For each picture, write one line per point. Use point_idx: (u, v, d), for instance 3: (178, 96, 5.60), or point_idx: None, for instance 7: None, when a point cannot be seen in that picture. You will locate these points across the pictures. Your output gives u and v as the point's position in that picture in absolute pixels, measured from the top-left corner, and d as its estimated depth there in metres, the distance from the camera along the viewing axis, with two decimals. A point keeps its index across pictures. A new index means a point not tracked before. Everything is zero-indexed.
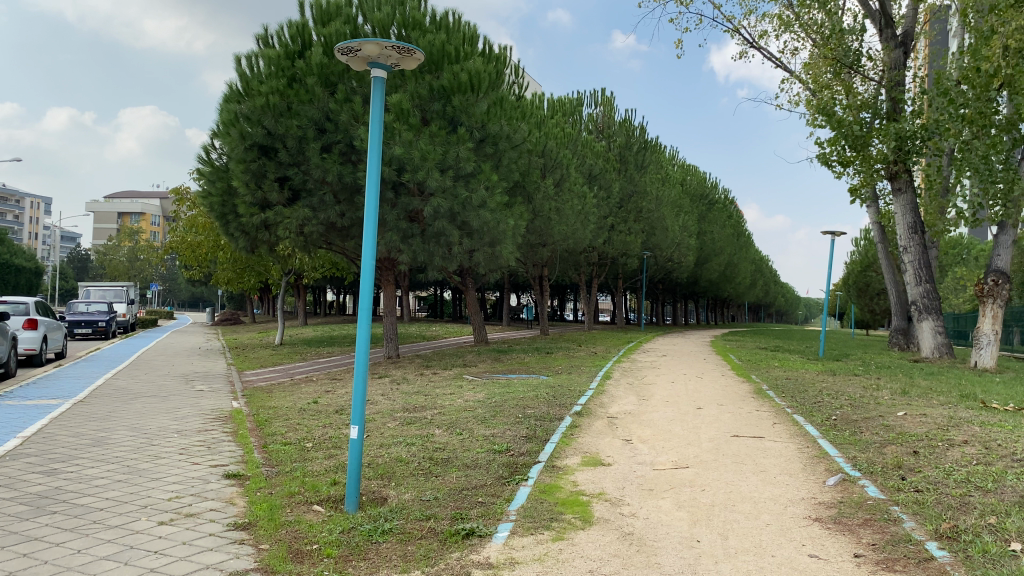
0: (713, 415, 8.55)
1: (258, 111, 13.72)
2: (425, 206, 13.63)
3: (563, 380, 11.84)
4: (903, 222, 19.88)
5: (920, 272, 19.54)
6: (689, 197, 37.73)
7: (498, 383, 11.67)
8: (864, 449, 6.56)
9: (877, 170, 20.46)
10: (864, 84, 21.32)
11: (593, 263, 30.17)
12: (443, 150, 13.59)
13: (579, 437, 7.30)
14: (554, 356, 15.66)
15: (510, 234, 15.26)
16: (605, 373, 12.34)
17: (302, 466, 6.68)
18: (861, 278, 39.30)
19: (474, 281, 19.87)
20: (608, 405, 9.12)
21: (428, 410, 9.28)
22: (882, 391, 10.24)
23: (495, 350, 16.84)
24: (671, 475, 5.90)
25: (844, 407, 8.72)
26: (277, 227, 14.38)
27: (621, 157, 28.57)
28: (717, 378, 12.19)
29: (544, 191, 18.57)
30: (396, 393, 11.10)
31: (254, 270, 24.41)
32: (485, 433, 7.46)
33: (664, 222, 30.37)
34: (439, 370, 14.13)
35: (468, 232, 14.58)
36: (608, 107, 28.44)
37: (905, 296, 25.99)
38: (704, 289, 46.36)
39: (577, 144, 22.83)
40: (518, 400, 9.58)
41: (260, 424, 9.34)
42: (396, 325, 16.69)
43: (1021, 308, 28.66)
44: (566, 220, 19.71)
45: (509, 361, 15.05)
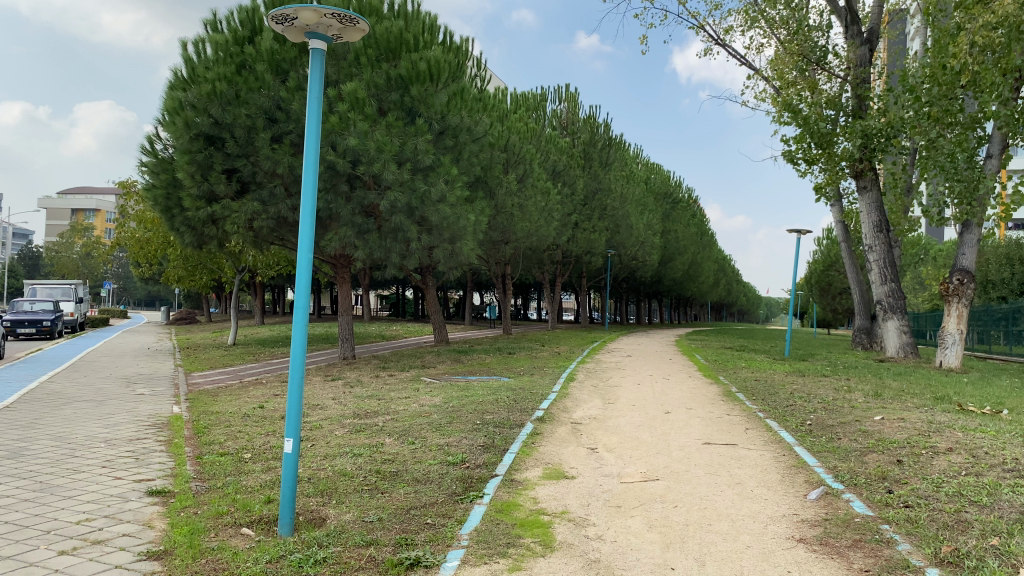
0: (682, 420, 8.10)
1: (205, 99, 12.98)
2: (381, 200, 13.01)
3: (525, 382, 11.32)
4: (868, 221, 19.73)
5: (885, 271, 19.38)
6: (653, 195, 37.50)
7: (457, 386, 11.10)
8: (844, 459, 6.14)
9: (842, 168, 20.32)
10: (829, 82, 21.18)
11: (557, 261, 29.74)
12: (401, 142, 12.98)
13: (541, 446, 6.78)
14: (516, 356, 15.16)
15: (471, 230, 14.72)
16: (569, 375, 11.85)
17: (236, 480, 6.06)
18: (823, 277, 39.42)
19: (435, 279, 19.29)
20: (572, 410, 8.62)
21: (379, 416, 8.69)
22: (854, 393, 9.90)
23: (456, 351, 16.27)
24: (640, 490, 5.40)
25: (818, 411, 8.33)
26: (225, 222, 13.65)
27: (586, 154, 28.20)
28: (685, 379, 11.77)
29: (507, 187, 18.07)
30: (348, 397, 10.47)
31: (206, 267, 23.52)
32: (440, 442, 6.90)
33: (629, 220, 30.06)
34: (396, 371, 13.52)
35: (427, 228, 14.01)
36: (572, 103, 28.03)
37: (868, 296, 25.94)
38: (667, 288, 46.23)
39: (541, 140, 22.36)
40: (477, 404, 9.04)
41: (198, 431, 8.66)
42: (352, 325, 16.04)
43: (981, 307, 28.87)
44: (529, 217, 19.22)
45: (469, 362, 14.49)
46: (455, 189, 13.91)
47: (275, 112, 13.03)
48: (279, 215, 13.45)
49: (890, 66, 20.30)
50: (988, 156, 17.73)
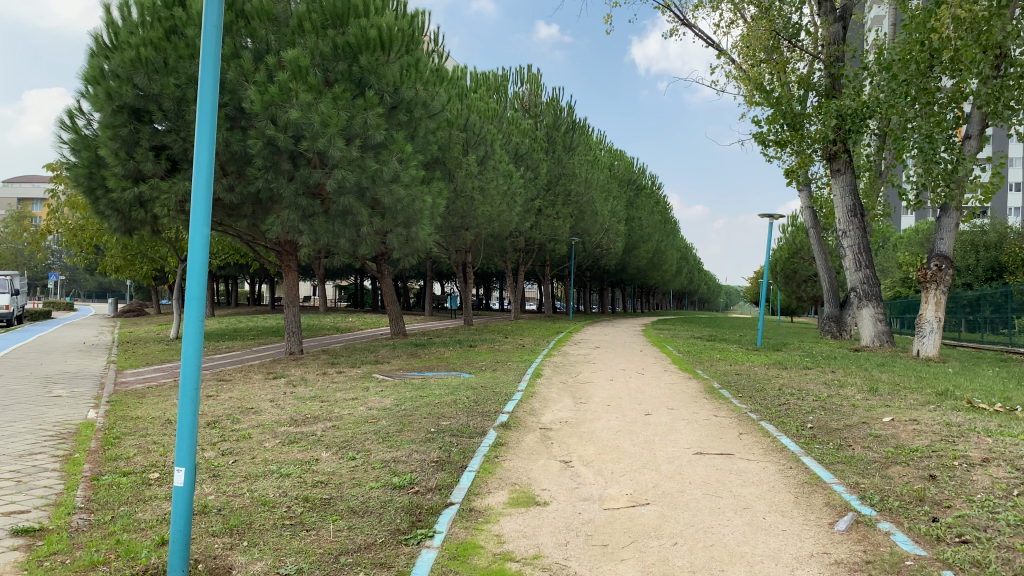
0: (665, 423, 7.11)
1: (128, 67, 11.62)
2: (327, 179, 11.83)
3: (488, 380, 10.26)
4: (842, 205, 19.02)
5: (860, 257, 18.69)
6: (616, 181, 36.57)
7: (412, 385, 9.99)
8: (865, 474, 5.19)
9: (814, 150, 19.57)
10: (801, 60, 20.38)
11: (519, 249, 28.67)
12: (348, 115, 11.81)
13: (507, 460, 5.72)
14: (477, 350, 14.07)
15: (428, 214, 13.59)
16: (535, 371, 10.81)
17: (130, 512, 4.89)
18: (788, 265, 38.83)
19: (390, 268, 18.11)
20: (541, 412, 7.58)
21: (319, 423, 7.55)
22: (848, 389, 9.01)
23: (413, 345, 15.12)
24: (629, 521, 4.37)
25: (816, 411, 7.41)
26: (154, 204, 12.33)
27: (548, 138, 27.16)
28: (661, 374, 10.79)
29: (467, 169, 16.94)
30: (288, 400, 9.31)
31: (145, 256, 21.98)
32: (385, 457, 5.80)
33: (593, 206, 29.09)
34: (346, 368, 12.34)
35: (380, 211, 12.86)
36: (534, 85, 26.92)
37: (838, 284, 25.31)
38: (631, 277, 45.43)
39: (503, 120, 21.25)
40: (432, 407, 7.94)
41: (106, 442, 7.43)
42: (299, 317, 14.77)
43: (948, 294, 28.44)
44: (490, 201, 18.12)
45: (427, 357, 13.37)
46: (410, 168, 12.77)
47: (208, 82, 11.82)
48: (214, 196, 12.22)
49: (864, 44, 19.55)
50: (968, 136, 16.98)
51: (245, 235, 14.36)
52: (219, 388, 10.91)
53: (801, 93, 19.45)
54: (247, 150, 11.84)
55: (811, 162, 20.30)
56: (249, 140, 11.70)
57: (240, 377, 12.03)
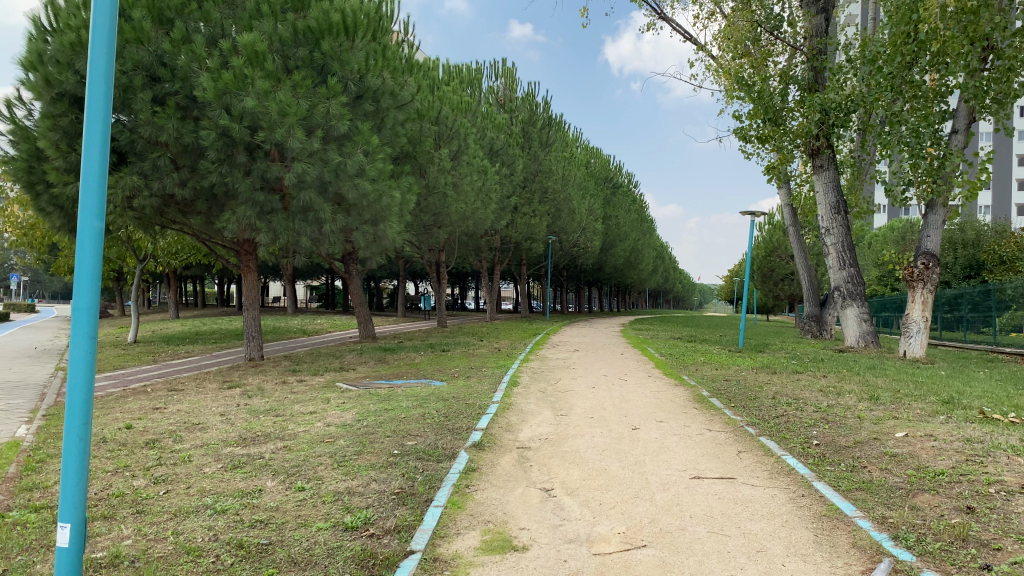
0: (656, 440, 6.39)
1: (68, 51, 10.69)
2: (287, 172, 11.01)
3: (460, 388, 9.52)
4: (825, 202, 18.46)
5: (844, 255, 18.15)
6: (593, 178, 35.90)
7: (377, 395, 9.20)
8: (891, 504, 4.52)
9: (795, 146, 18.95)
10: (783, 53, 19.82)
11: (494, 247, 27.93)
12: (309, 104, 11.01)
13: (480, 490, 4.97)
14: (450, 355, 13.31)
15: (396, 211, 12.80)
16: (511, 378, 10.06)
17: (26, 563, 4.07)
18: (766, 264, 38.00)
19: (359, 268, 17.33)
20: (518, 428, 6.83)
21: (269, 443, 6.73)
22: (847, 397, 8.36)
23: (381, 349, 14.32)
24: (625, 571, 3.65)
25: (819, 424, 6.74)
26: (98, 200, 11.41)
27: (523, 133, 26.46)
28: (646, 380, 10.09)
29: (439, 164, 16.15)
30: (240, 414, 8.48)
31: (101, 257, 20.90)
32: (339, 489, 5.02)
33: (570, 204, 28.39)
34: (308, 376, 11.52)
35: (346, 207, 12.07)
36: (509, 79, 26.13)
37: (818, 282, 24.86)
38: (608, 276, 44.83)
39: (477, 115, 20.47)
40: (398, 424, 7.16)
41: (27, 466, 6.56)
42: (259, 320, 13.96)
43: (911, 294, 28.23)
44: (464, 197, 17.33)
45: (395, 362, 12.59)
46: (375, 161, 11.99)
47: (157, 68, 10.90)
48: (164, 191, 11.32)
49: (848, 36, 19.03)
50: (955, 131, 16.44)
51: (200, 233, 13.49)
52: (168, 399, 10.04)
53: (783, 87, 18.84)
54: (199, 141, 10.97)
55: (791, 159, 19.71)
56: (201, 131, 10.83)
57: (193, 386, 11.16)
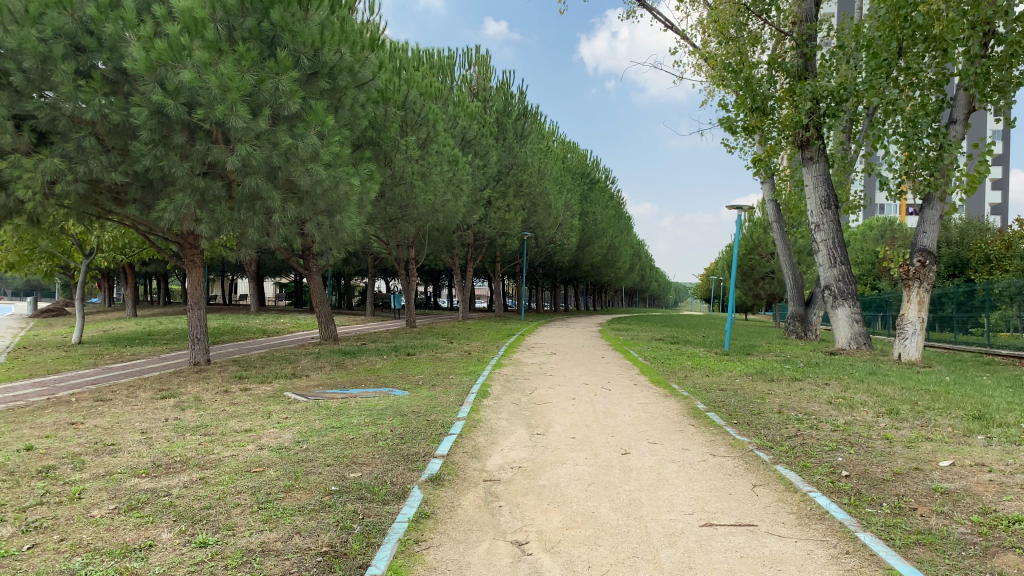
0: (652, 471, 5.30)
1: None
2: (230, 156, 9.80)
3: (423, 400, 8.36)
4: (815, 196, 17.57)
5: (834, 252, 17.27)
6: (569, 174, 34.86)
7: (327, 409, 8.02)
8: (968, 569, 3.45)
9: (785, 137, 18.06)
10: (770, 41, 18.89)
11: (466, 244, 26.76)
12: (255, 79, 9.82)
13: (434, 547, 3.83)
14: (415, 359, 12.15)
15: (357, 200, 11.64)
16: (481, 388, 8.93)
17: None
18: (746, 262, 37.02)
19: (320, 264, 16.15)
20: (487, 454, 5.72)
21: (184, 473, 5.54)
22: (862, 411, 7.35)
23: (341, 352, 13.13)
24: None
25: (842, 449, 5.70)
26: (15, 185, 10.09)
27: (498, 124, 25.35)
28: (632, 390, 9.01)
29: (405, 153, 14.99)
30: (164, 432, 7.25)
31: (43, 252, 19.45)
32: (250, 546, 3.86)
33: (546, 198, 27.31)
34: (254, 384, 10.29)
35: (300, 195, 10.88)
36: (483, 68, 24.95)
37: (802, 281, 24.05)
38: (585, 274, 43.86)
39: (448, 103, 19.31)
40: (344, 448, 5.99)
41: None
42: (205, 321, 12.73)
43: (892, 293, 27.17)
44: (433, 189, 16.18)
45: (354, 368, 11.41)
46: (332, 145, 10.82)
47: (81, 37, 9.63)
48: (91, 176, 10.04)
49: (837, 22, 18.17)
50: (953, 121, 15.70)
51: (138, 224, 12.21)
52: (89, 412, 8.77)
53: (771, 75, 17.91)
54: (129, 120, 9.72)
55: (780, 150, 18.86)
56: (132, 108, 9.59)
57: (123, 397, 9.89)
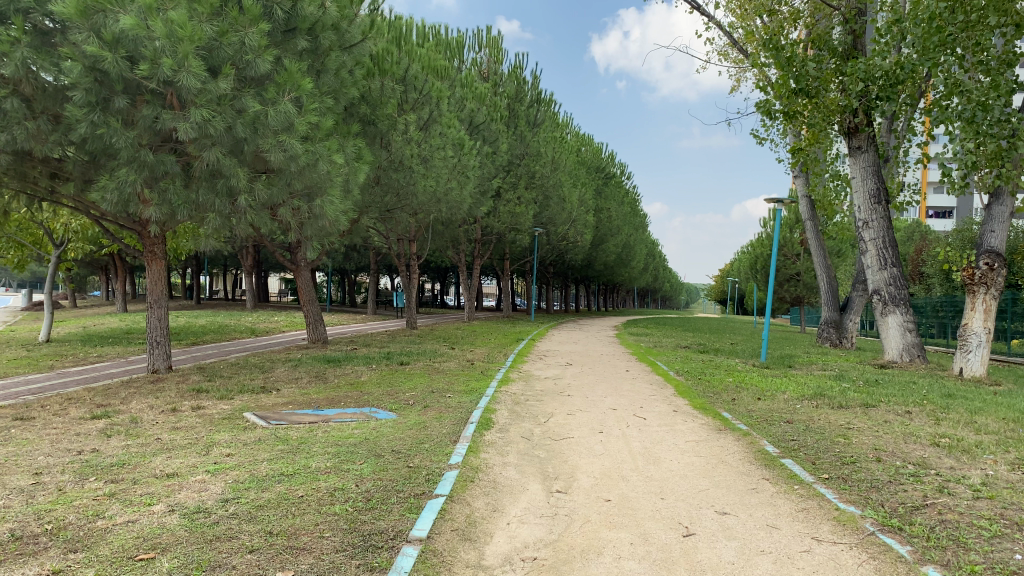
0: (734, 574, 3.49)
1: None
2: (182, 122, 8.03)
3: (412, 431, 6.55)
4: (864, 189, 15.68)
5: (884, 253, 15.35)
6: (584, 167, 33.00)
7: (284, 443, 6.21)
8: None
9: (830, 122, 16.13)
10: (812, 16, 17.04)
11: (474, 239, 24.93)
12: (215, 29, 8.06)
13: None
14: (408, 370, 10.35)
15: (342, 184, 9.85)
16: (484, 414, 7.13)
17: None
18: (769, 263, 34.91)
19: (307, 259, 14.40)
20: (489, 536, 3.91)
21: (39, 560, 3.73)
22: (989, 461, 5.52)
23: (324, 360, 11.32)
24: None
25: (1010, 536, 3.88)
26: None
27: (509, 111, 23.60)
28: (673, 419, 7.20)
29: (404, 134, 13.23)
30: (61, 475, 5.45)
31: (8, 241, 17.70)
32: None
33: (560, 191, 25.44)
34: (210, 402, 8.48)
35: (272, 175, 9.11)
36: (494, 51, 23.14)
37: (836, 284, 22.23)
38: (598, 273, 41.97)
39: (456, 83, 17.47)
40: (282, 519, 4.18)
41: None
42: (167, 322, 10.95)
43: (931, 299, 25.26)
44: (436, 175, 14.37)
45: (335, 380, 9.64)
46: (311, 116, 9.06)
47: None
48: (17, 146, 8.27)
49: None
50: None
51: (88, 208, 10.47)
52: None
53: (816, 53, 15.96)
54: (60, 77, 7.96)
55: (823, 138, 16.94)
56: (63, 62, 7.85)
57: (48, 414, 8.08)
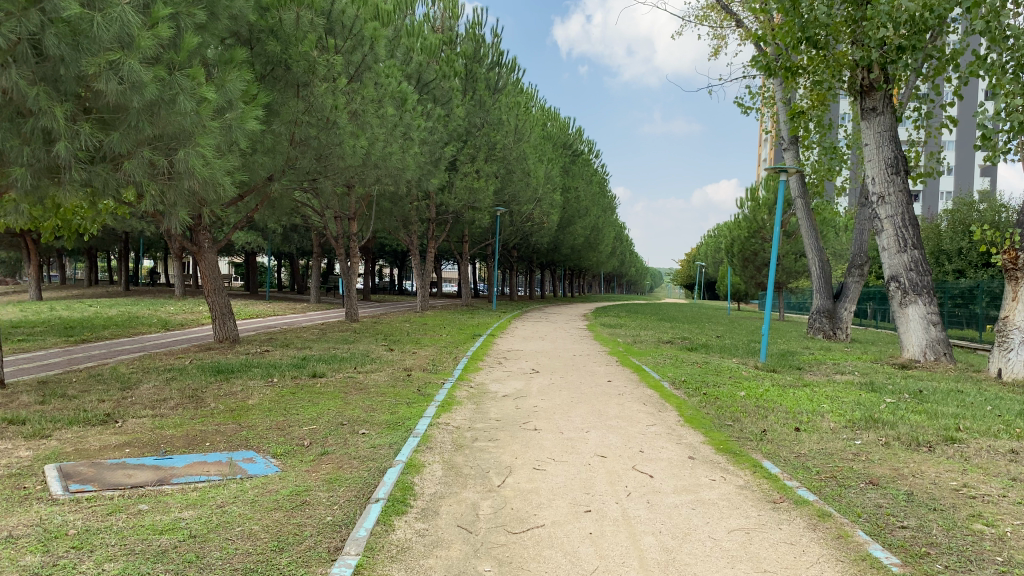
0: None
1: None
2: None
3: (276, 520, 3.92)
4: (879, 157, 13.39)
5: (903, 233, 13.08)
6: (550, 142, 30.37)
7: (44, 552, 3.52)
8: None
9: (843, 80, 13.82)
10: None
11: (427, 217, 22.18)
12: None
13: None
14: (318, 386, 7.69)
15: (221, 134, 7.14)
16: (403, 476, 4.55)
17: None
18: (747, 246, 32.43)
19: (207, 240, 11.67)
20: None
21: None
22: None
23: (213, 370, 8.62)
24: None
25: None
26: None
27: (467, 74, 20.97)
28: (696, 479, 4.69)
29: (327, 82, 10.53)
30: None
31: None
32: None
33: (524, 164, 22.84)
34: (11, 445, 5.73)
35: (112, 116, 6.36)
36: (449, 5, 20.38)
37: (829, 268, 20.10)
38: (564, 257, 39.41)
39: (402, 32, 14.70)
40: None
41: None
42: None
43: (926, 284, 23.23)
44: (372, 136, 11.67)
45: (215, 403, 6.97)
46: (165, 30, 6.33)
47: None
48: None
49: None
50: None
51: None
52: None
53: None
54: None
55: (834, 97, 14.67)
56: None
57: None
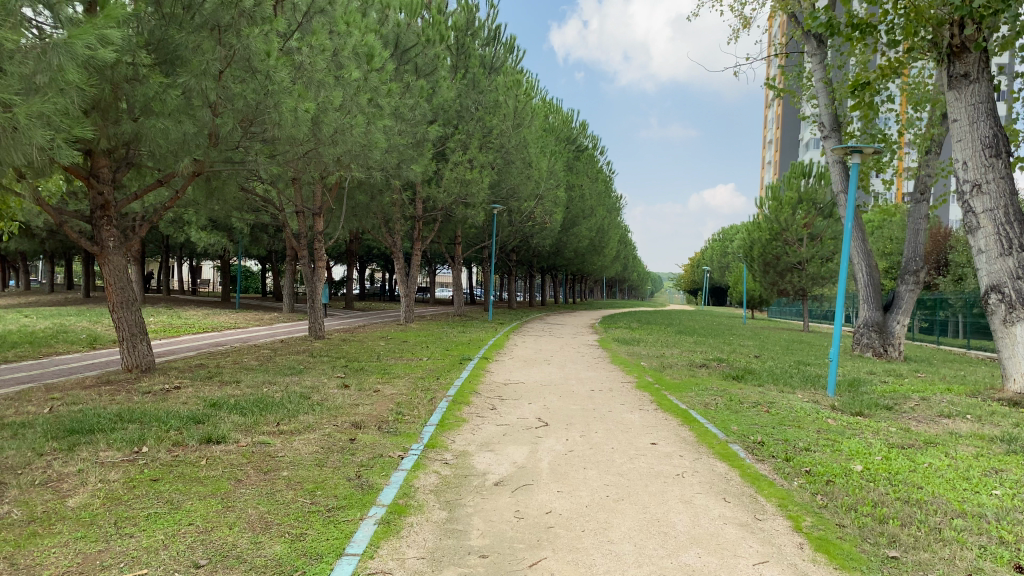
0: None
1: None
2: None
3: None
4: (973, 135, 10.55)
5: (1007, 230, 10.26)
6: (552, 135, 27.67)
7: None
8: None
9: (924, 40, 11.00)
10: None
11: (413, 215, 19.36)
12: None
13: None
14: (205, 464, 4.85)
15: (35, 59, 4.39)
16: None
17: None
18: (769, 249, 29.16)
19: (110, 239, 8.88)
20: None
21: None
22: None
23: (61, 431, 5.72)
24: None
25: None
26: None
27: (457, 48, 18.32)
28: None
29: (258, 21, 7.75)
30: None
31: None
32: None
33: (524, 155, 20.05)
34: None
35: None
36: None
37: (877, 275, 17.28)
38: (567, 261, 36.69)
39: None
40: None
41: None
42: None
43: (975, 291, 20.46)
44: (324, 98, 8.84)
45: (17, 505, 4.14)
46: None
47: None
48: None
49: None
50: None
51: None
52: None
53: None
54: None
55: (910, 63, 11.83)
56: None
57: None
